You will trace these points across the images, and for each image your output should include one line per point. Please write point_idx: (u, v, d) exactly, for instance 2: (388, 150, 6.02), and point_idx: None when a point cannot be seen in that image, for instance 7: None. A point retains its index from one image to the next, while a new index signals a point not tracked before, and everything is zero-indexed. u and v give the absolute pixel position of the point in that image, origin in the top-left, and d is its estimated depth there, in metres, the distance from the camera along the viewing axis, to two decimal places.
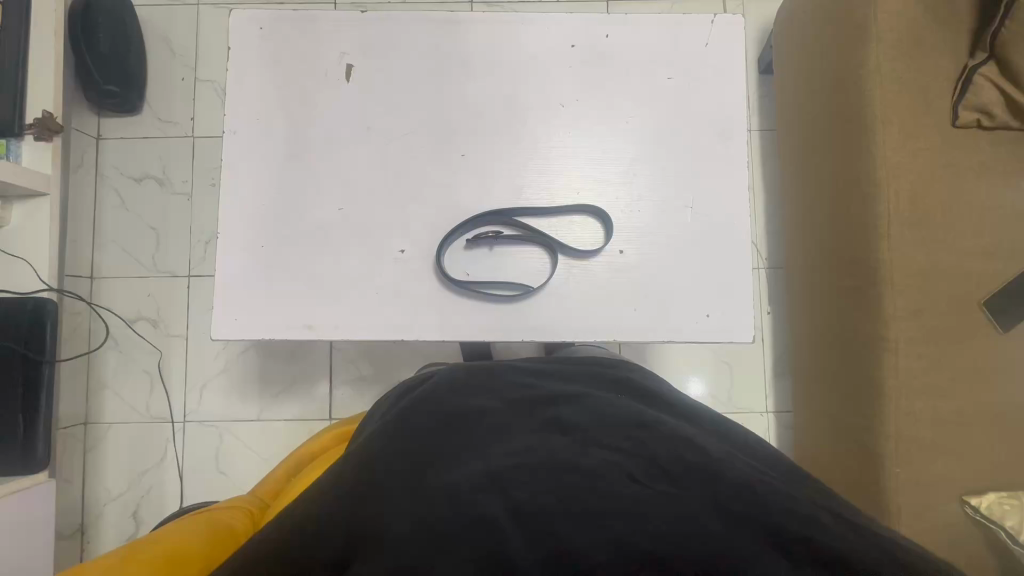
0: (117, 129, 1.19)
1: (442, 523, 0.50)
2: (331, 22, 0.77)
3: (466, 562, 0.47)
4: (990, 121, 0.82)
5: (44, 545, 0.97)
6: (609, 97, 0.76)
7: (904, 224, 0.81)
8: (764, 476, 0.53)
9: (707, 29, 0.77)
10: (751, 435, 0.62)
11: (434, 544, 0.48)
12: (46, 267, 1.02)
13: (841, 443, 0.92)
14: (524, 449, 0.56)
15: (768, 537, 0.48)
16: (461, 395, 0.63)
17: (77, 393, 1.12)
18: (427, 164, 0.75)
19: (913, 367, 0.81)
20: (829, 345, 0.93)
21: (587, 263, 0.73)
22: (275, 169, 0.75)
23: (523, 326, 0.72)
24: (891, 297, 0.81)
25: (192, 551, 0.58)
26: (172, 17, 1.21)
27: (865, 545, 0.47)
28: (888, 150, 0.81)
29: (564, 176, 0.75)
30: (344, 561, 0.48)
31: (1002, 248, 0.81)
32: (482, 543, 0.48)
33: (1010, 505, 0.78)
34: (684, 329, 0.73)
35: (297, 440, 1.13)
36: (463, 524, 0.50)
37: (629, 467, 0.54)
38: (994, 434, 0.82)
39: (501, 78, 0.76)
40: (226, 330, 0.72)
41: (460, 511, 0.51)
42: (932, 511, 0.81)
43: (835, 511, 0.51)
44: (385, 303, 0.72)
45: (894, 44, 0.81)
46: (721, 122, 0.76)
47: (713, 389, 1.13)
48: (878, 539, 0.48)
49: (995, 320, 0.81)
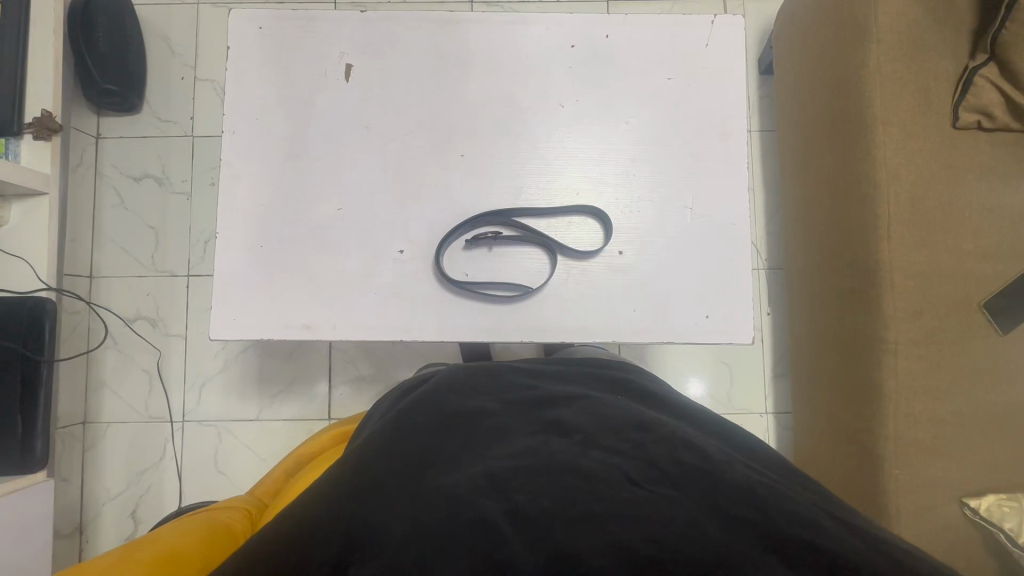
0: (116, 128, 1.19)
1: (441, 526, 0.50)
2: (330, 21, 0.77)
3: (465, 566, 0.48)
4: (989, 122, 0.81)
5: (43, 544, 0.97)
6: (609, 98, 0.76)
7: (904, 225, 0.81)
8: (764, 477, 0.53)
9: (707, 30, 0.77)
10: (751, 436, 0.62)
11: (433, 548, 0.49)
12: (45, 266, 1.01)
13: (840, 444, 0.92)
14: (524, 450, 0.56)
15: (764, 544, 0.48)
16: (461, 396, 0.62)
17: (76, 392, 1.12)
18: (427, 164, 0.75)
19: (912, 369, 0.81)
20: (829, 346, 0.93)
21: (587, 264, 0.73)
22: (275, 169, 0.74)
23: (522, 327, 0.72)
24: (891, 299, 0.81)
25: (189, 552, 0.57)
26: (172, 15, 1.21)
27: (865, 549, 0.47)
28: (888, 152, 0.81)
29: (564, 177, 0.75)
30: (344, 562, 0.48)
31: (1002, 249, 0.81)
32: (481, 546, 0.49)
33: (1009, 507, 0.78)
34: (683, 330, 0.72)
35: (296, 440, 1.13)
36: (462, 527, 0.50)
37: (628, 469, 0.54)
38: (994, 436, 0.81)
39: (501, 78, 0.76)
40: (224, 329, 0.72)
41: (460, 514, 0.51)
42: (931, 513, 0.81)
43: (834, 513, 0.51)
44: (384, 303, 0.72)
45: (894, 45, 0.81)
46: (721, 123, 0.75)
47: (713, 390, 1.13)
48: (877, 541, 0.48)
49: (994, 322, 0.81)
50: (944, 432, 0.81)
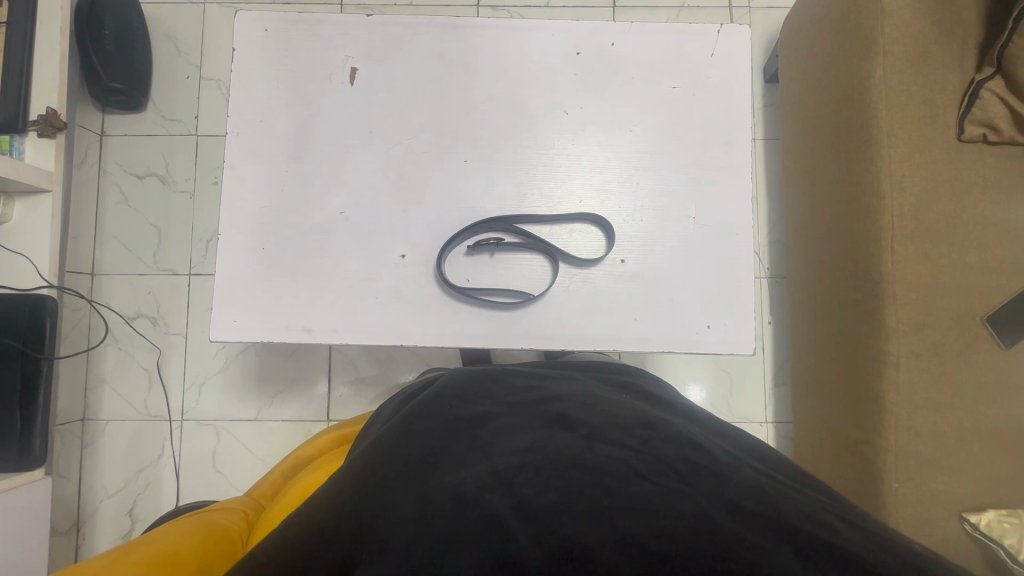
0: (121, 125, 1.19)
1: (448, 522, 0.50)
2: (336, 25, 0.76)
3: (472, 562, 0.46)
4: (995, 136, 0.81)
5: (38, 542, 0.96)
6: (613, 106, 0.76)
7: (910, 236, 0.80)
8: (774, 479, 0.53)
9: (713, 39, 0.77)
10: (755, 441, 0.62)
11: (438, 542, 0.48)
12: (47, 264, 1.02)
13: (840, 456, 0.91)
14: (529, 446, 0.57)
15: (781, 536, 0.46)
16: (464, 402, 0.63)
17: (76, 390, 1.12)
18: (430, 169, 0.75)
19: (913, 382, 0.80)
20: (829, 356, 0.93)
21: (589, 272, 0.73)
22: (277, 171, 0.74)
23: (522, 334, 0.72)
24: (895, 310, 0.80)
25: (186, 551, 0.57)
26: (178, 15, 1.21)
27: (875, 550, 0.46)
28: (893, 162, 0.81)
29: (567, 183, 0.75)
30: (350, 561, 0.47)
31: (1007, 263, 0.81)
32: (490, 539, 0.48)
33: (1010, 523, 0.77)
34: (684, 340, 0.72)
35: (295, 441, 1.13)
36: (469, 522, 0.49)
37: (636, 463, 0.54)
38: (995, 450, 0.81)
39: (504, 85, 0.76)
40: (223, 331, 0.72)
41: (466, 511, 0.50)
42: (931, 526, 0.81)
43: (839, 519, 0.49)
44: (386, 308, 0.72)
45: (901, 57, 0.81)
46: (725, 132, 0.75)
47: (713, 398, 1.12)
48: (887, 545, 0.47)
49: (997, 337, 0.80)
50: (945, 445, 0.81)
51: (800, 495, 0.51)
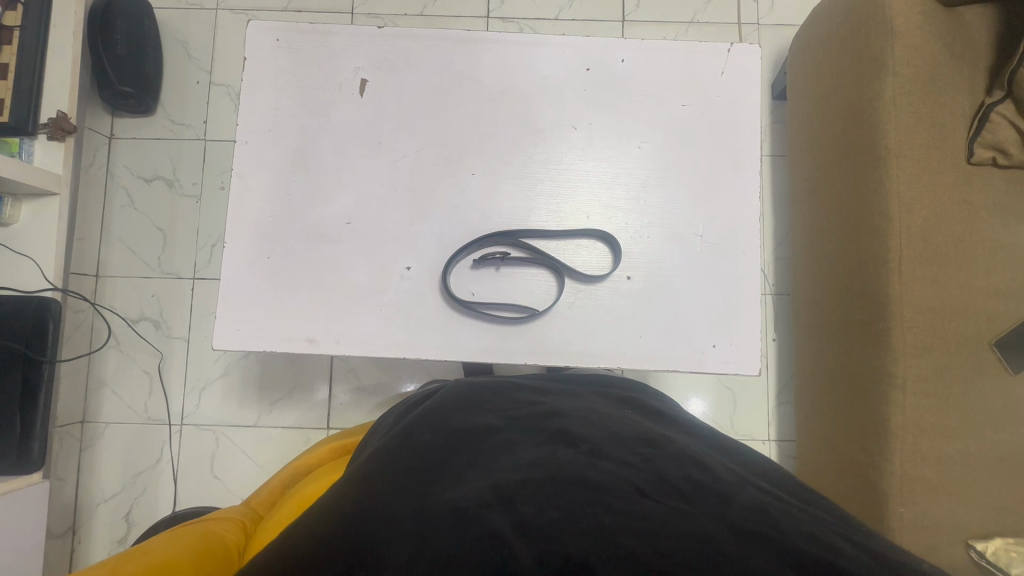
0: (130, 129, 1.20)
1: (445, 542, 0.48)
2: (347, 37, 0.77)
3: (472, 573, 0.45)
4: (1006, 160, 0.81)
5: (34, 546, 0.96)
6: (622, 122, 0.76)
7: (918, 260, 0.80)
8: (778, 499, 0.52)
9: (723, 59, 0.77)
10: (760, 459, 0.62)
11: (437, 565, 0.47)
12: (52, 266, 1.02)
13: (843, 477, 0.91)
14: (531, 462, 0.56)
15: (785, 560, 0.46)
16: (465, 412, 0.63)
17: (76, 392, 1.12)
18: (438, 181, 0.75)
19: (920, 406, 0.80)
20: (835, 375, 0.92)
21: (594, 289, 0.73)
22: (284, 181, 0.74)
23: (526, 349, 0.71)
24: (902, 334, 0.80)
25: (181, 563, 0.56)
26: (190, 20, 1.22)
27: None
28: (901, 184, 0.80)
29: (575, 200, 0.75)
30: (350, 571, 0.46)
31: (1015, 288, 0.80)
32: (491, 558, 0.47)
33: (1016, 553, 0.76)
34: (689, 360, 0.72)
35: (294, 449, 1.12)
36: (471, 540, 0.48)
37: (639, 481, 0.53)
38: (1002, 476, 0.80)
39: (514, 100, 0.76)
40: (226, 339, 0.72)
41: (465, 530, 0.49)
42: (936, 551, 0.80)
43: (848, 540, 0.49)
44: (390, 320, 0.72)
45: (910, 79, 0.81)
46: (734, 152, 0.75)
47: (715, 416, 1.12)
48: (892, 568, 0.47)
49: (1006, 362, 0.79)
50: (949, 470, 0.80)
51: (804, 514, 0.51)
